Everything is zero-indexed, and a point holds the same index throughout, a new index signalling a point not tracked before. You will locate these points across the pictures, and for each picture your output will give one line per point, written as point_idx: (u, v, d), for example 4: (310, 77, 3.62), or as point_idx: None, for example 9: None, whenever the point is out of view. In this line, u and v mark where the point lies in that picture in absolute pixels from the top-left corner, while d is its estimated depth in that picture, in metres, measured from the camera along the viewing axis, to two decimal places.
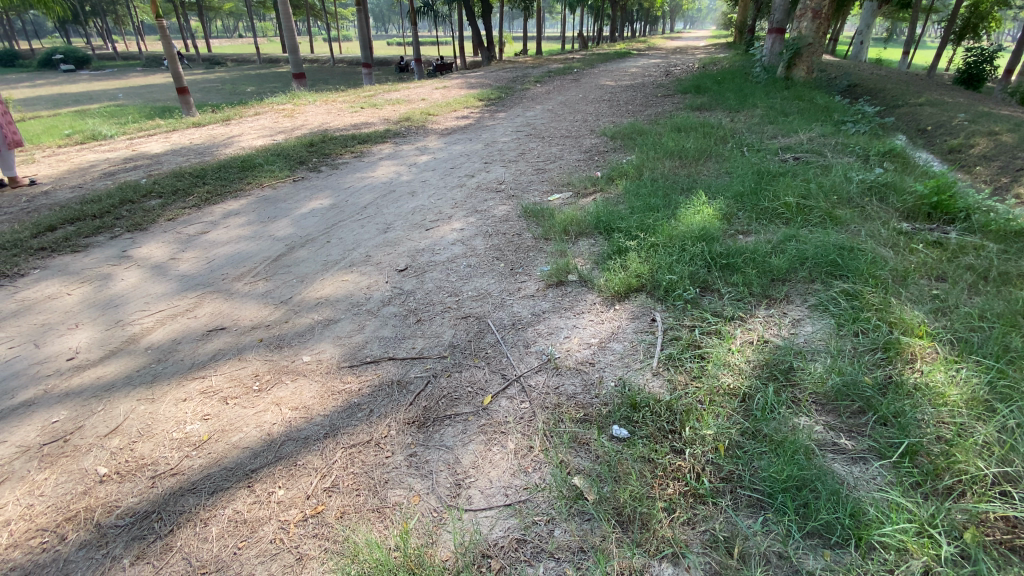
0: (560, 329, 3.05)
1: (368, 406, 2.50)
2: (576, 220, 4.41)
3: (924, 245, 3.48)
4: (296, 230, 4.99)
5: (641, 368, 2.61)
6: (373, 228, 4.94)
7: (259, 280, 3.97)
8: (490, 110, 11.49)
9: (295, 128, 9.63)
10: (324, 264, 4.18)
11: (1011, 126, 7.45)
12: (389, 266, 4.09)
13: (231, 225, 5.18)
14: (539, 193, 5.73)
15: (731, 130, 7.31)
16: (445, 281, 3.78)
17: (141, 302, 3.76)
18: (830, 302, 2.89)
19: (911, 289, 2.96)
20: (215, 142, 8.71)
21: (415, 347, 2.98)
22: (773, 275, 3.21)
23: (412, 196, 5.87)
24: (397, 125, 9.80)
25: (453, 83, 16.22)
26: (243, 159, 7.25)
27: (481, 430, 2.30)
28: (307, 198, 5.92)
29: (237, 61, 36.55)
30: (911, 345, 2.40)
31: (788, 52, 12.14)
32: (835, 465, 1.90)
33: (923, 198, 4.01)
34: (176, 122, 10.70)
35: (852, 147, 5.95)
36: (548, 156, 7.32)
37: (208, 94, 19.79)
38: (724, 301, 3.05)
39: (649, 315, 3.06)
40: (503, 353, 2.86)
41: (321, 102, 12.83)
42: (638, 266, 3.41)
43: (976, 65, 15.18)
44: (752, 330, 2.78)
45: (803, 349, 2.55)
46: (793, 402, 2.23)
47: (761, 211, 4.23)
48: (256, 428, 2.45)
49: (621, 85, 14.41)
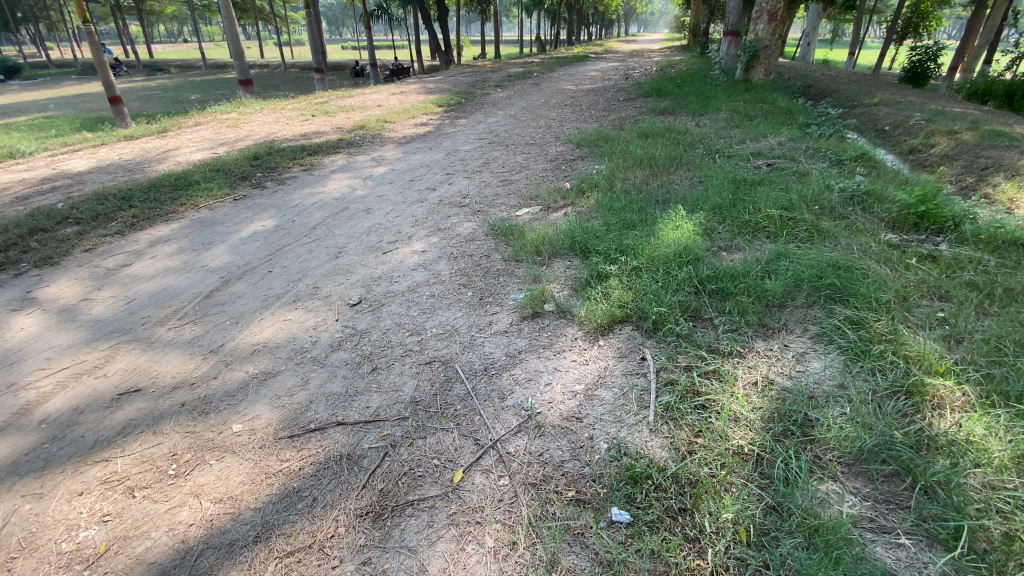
0: (539, 374, 2.66)
1: (312, 493, 2.06)
2: (548, 240, 4.05)
3: (918, 259, 3.28)
4: (234, 258, 4.42)
5: (635, 424, 2.25)
6: (322, 253, 4.43)
7: (186, 324, 3.42)
8: (450, 116, 11.03)
9: (239, 140, 8.90)
10: (264, 300, 3.67)
11: (967, 124, 7.56)
12: (340, 299, 3.61)
13: (159, 255, 4.55)
14: (506, 207, 5.34)
15: (699, 135, 7.13)
16: (405, 316, 3.34)
17: (40, 359, 3.13)
18: (834, 332, 2.61)
19: (916, 313, 2.72)
20: (149, 157, 7.92)
21: (370, 406, 2.52)
22: (768, 301, 2.92)
23: (367, 214, 5.38)
24: (351, 134, 9.22)
25: (410, 88, 15.66)
26: (177, 176, 6.55)
27: (452, 521, 1.88)
28: (249, 219, 5.34)
29: (181, 68, 34.72)
30: (936, 388, 2.13)
31: (746, 54, 12.23)
32: (883, 556, 1.58)
33: (908, 207, 3.83)
34: (106, 136, 9.75)
35: (823, 151, 5.83)
36: (514, 166, 6.95)
37: (148, 103, 18.51)
38: (719, 333, 2.74)
39: (638, 353, 2.71)
40: (474, 410, 2.43)
41: (269, 110, 12.07)
42: (622, 295, 3.06)
43: (921, 63, 15.75)
44: (754, 368, 2.47)
45: (815, 393, 2.25)
46: (816, 464, 1.91)
47: (743, 224, 3.98)
48: (168, 532, 1.95)
49: (582, 89, 14.22)
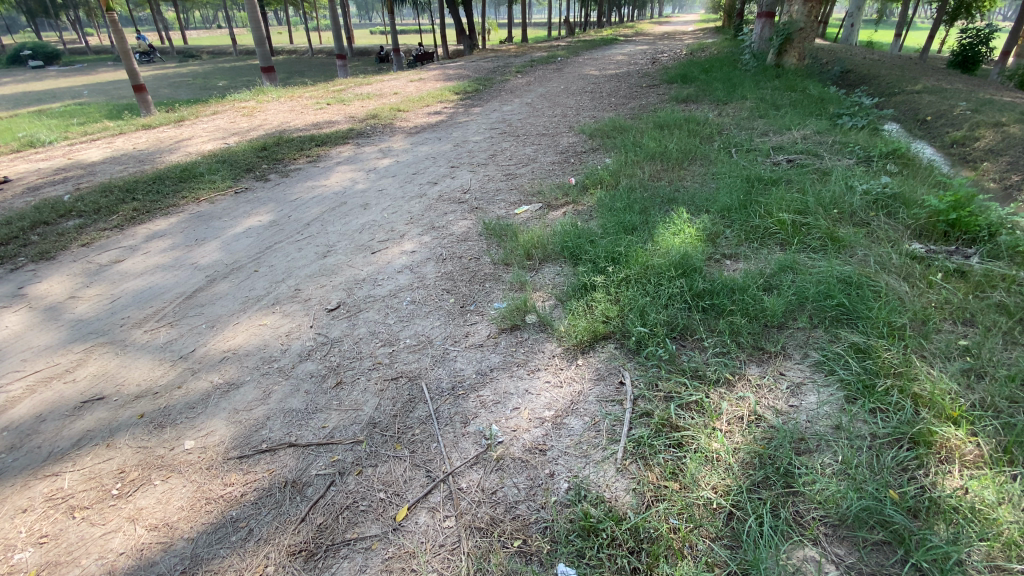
0: (508, 397, 2.45)
1: (249, 524, 1.96)
2: (540, 243, 3.83)
3: (943, 275, 2.95)
4: (224, 255, 4.36)
5: (601, 461, 2.05)
6: (310, 251, 4.32)
7: (162, 327, 3.36)
8: (466, 104, 10.78)
9: (251, 129, 8.88)
10: (244, 302, 3.58)
11: (1018, 116, 6.94)
12: (319, 302, 3.49)
13: (151, 251, 4.53)
14: (506, 204, 5.12)
15: (719, 127, 6.71)
16: (381, 324, 3.18)
17: (16, 359, 3.13)
18: (837, 361, 2.34)
19: (934, 341, 2.42)
20: (161, 147, 7.98)
21: (327, 425, 2.40)
22: (767, 320, 2.65)
23: (364, 209, 5.24)
24: (362, 123, 9.09)
25: (430, 74, 15.42)
26: (183, 168, 6.55)
27: (385, 567, 1.74)
28: (246, 214, 5.28)
29: (212, 53, 35.24)
30: (946, 438, 1.87)
31: (778, 37, 11.53)
32: None
33: (938, 214, 3.45)
34: (125, 124, 9.89)
35: (851, 145, 5.38)
36: (521, 158, 6.70)
37: (176, 90, 18.82)
38: (707, 356, 2.49)
39: (617, 377, 2.48)
40: (432, 435, 2.26)
41: (285, 98, 12.05)
42: (607, 309, 2.84)
43: (972, 46, 14.65)
44: (741, 401, 2.23)
45: (805, 436, 2.00)
46: (795, 524, 1.70)
47: (752, 229, 3.68)
48: (97, 560, 1.89)
49: (605, 75, 13.70)
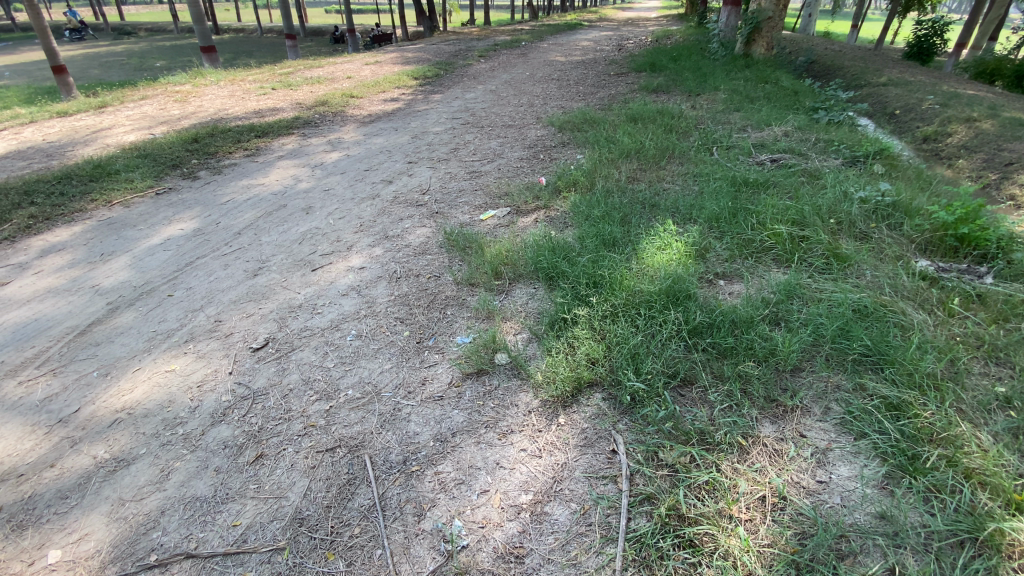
0: (474, 474, 1.97)
1: None
2: (510, 259, 3.33)
3: (963, 301, 2.61)
4: (133, 274, 3.66)
5: (595, 572, 1.61)
6: (238, 269, 3.67)
7: (41, 377, 2.69)
8: (425, 91, 10.04)
9: (182, 117, 7.92)
10: (150, 339, 2.93)
11: (986, 111, 6.85)
12: (242, 340, 2.88)
13: (45, 269, 3.77)
14: (469, 208, 4.58)
15: (695, 121, 6.33)
16: (317, 368, 2.62)
17: None
18: (868, 421, 1.96)
19: (972, 388, 2.07)
20: (75, 138, 6.98)
21: (240, 522, 1.86)
22: (780, 364, 2.25)
23: (306, 214, 4.60)
24: (310, 111, 8.26)
25: (387, 57, 14.47)
26: (96, 163, 5.67)
27: None
28: (166, 220, 4.54)
29: (151, 31, 32.66)
30: (1019, 539, 1.51)
31: (747, 26, 11.25)
32: None
33: (945, 227, 3.14)
34: (37, 111, 8.68)
35: (836, 143, 5.09)
36: (485, 154, 6.14)
37: (109, 70, 17.17)
38: (714, 414, 2.06)
39: (609, 444, 2.03)
40: (378, 538, 1.77)
41: (226, 82, 10.94)
42: (592, 349, 2.37)
43: (927, 38, 14.86)
44: (762, 477, 1.81)
45: (846, 533, 1.61)
46: None
47: (745, 243, 3.29)
48: None
49: (571, 61, 13.16)
